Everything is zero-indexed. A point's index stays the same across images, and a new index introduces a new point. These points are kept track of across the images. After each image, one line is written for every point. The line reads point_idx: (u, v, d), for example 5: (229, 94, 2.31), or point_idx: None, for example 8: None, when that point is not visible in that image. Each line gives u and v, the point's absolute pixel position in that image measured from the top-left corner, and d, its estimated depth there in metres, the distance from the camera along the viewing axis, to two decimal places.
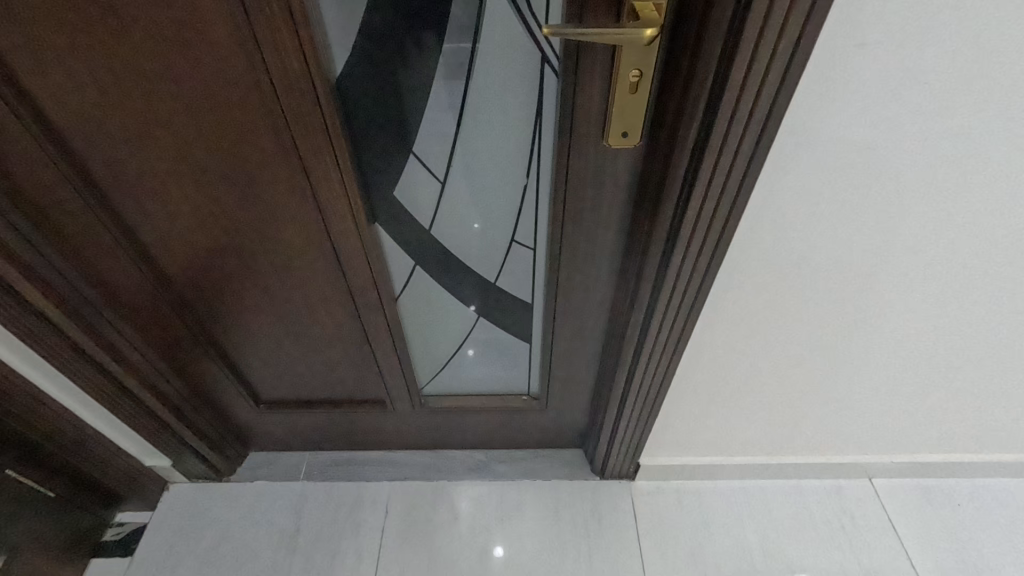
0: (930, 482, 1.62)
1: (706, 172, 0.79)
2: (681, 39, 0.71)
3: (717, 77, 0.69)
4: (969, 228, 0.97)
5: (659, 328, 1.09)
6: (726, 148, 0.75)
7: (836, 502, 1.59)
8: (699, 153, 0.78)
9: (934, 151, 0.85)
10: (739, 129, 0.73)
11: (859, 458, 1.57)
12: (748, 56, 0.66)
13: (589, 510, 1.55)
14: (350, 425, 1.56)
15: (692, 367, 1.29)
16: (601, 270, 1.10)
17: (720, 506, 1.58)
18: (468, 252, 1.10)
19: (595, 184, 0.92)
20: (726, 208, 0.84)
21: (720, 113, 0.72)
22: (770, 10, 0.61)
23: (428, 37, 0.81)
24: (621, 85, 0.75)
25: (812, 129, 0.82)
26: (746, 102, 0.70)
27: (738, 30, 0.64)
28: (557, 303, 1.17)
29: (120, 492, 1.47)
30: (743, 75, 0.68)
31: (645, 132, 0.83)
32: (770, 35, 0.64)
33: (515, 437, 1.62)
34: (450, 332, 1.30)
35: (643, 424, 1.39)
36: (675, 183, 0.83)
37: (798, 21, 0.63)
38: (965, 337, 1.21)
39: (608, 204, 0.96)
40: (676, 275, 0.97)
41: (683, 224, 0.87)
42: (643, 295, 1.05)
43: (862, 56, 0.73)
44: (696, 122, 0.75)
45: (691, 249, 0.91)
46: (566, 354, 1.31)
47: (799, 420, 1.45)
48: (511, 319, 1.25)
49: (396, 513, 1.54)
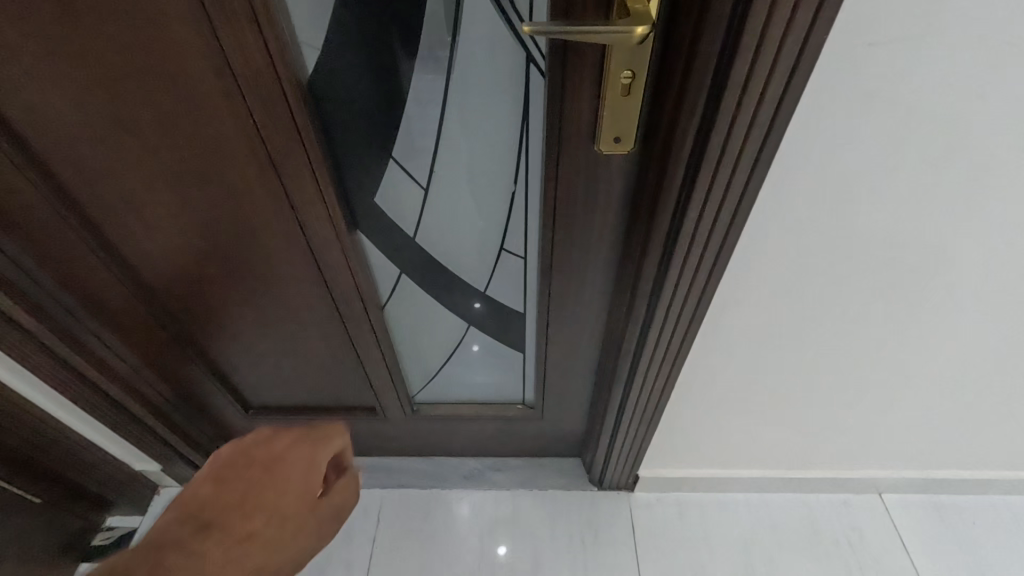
0: (943, 498, 1.56)
1: (704, 181, 0.73)
2: (676, 41, 0.65)
3: (715, 81, 0.64)
4: (989, 238, 0.91)
5: (657, 340, 1.04)
6: (726, 157, 0.70)
7: (843, 517, 1.53)
8: (696, 162, 0.73)
9: (953, 159, 0.78)
10: (739, 138, 0.68)
11: (868, 473, 1.51)
12: (749, 59, 0.60)
13: (586, 521, 1.51)
14: None
15: (692, 379, 1.24)
16: (595, 280, 1.05)
17: (722, 519, 1.52)
18: (456, 261, 1.06)
19: (588, 193, 0.87)
20: (727, 218, 0.79)
21: (718, 120, 0.66)
22: (773, 9, 0.56)
23: (405, 37, 0.76)
24: (612, 87, 0.70)
25: (821, 136, 0.76)
26: (747, 109, 0.64)
27: (738, 31, 0.58)
28: (551, 313, 1.12)
29: (109, 498, 1.45)
30: (743, 80, 0.62)
31: (640, 138, 0.77)
32: (774, 37, 0.58)
33: (510, 445, 1.58)
34: (441, 340, 1.27)
35: (641, 437, 1.34)
36: (672, 193, 0.78)
37: (804, 22, 0.57)
38: (982, 351, 1.14)
39: (602, 212, 0.90)
40: (674, 287, 0.92)
41: (681, 236, 0.82)
42: (639, 307, 1.00)
43: (875, 57, 0.67)
44: (692, 129, 0.69)
45: (689, 261, 0.86)
46: (561, 364, 1.27)
47: (805, 434, 1.39)
48: (501, 328, 1.22)
49: (388, 521, 1.51)
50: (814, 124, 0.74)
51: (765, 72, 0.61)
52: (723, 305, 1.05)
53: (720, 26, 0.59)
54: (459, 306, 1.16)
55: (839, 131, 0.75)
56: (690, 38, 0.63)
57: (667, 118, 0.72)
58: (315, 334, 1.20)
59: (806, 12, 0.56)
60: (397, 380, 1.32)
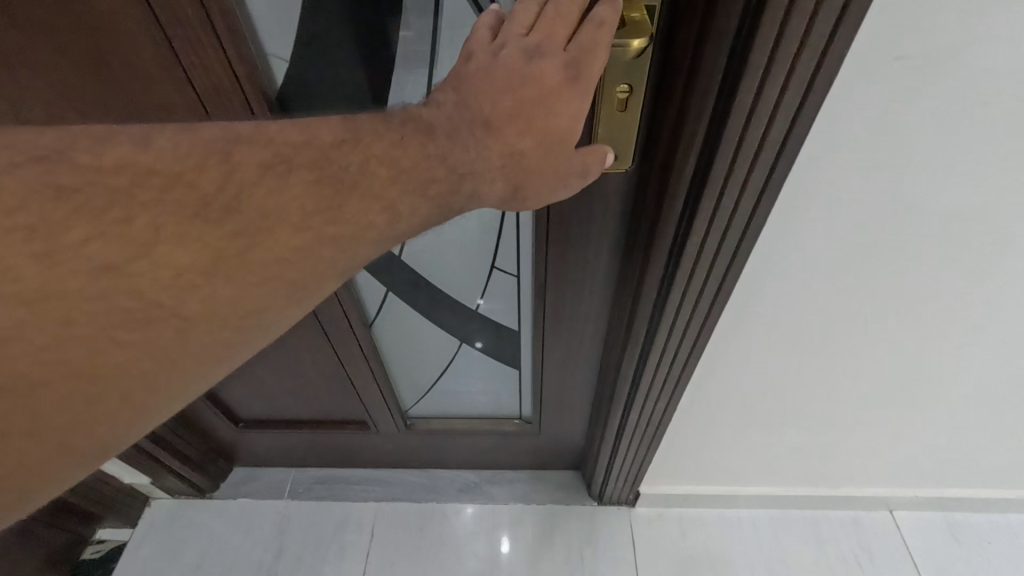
0: (958, 517, 1.50)
1: (708, 205, 0.67)
2: (677, 53, 0.59)
3: (720, 99, 0.57)
4: (1014, 257, 0.84)
5: (658, 361, 0.98)
6: (732, 180, 0.64)
7: (852, 536, 1.47)
8: (700, 183, 0.66)
9: (980, 176, 0.72)
10: (747, 160, 0.62)
11: (880, 491, 1.45)
12: (759, 76, 0.54)
13: (586, 538, 1.46)
14: (334, 445, 1.49)
15: (696, 397, 1.19)
16: (593, 298, 0.99)
17: (726, 536, 1.47)
18: (445, 278, 1.03)
19: (582, 209, 0.81)
20: (732, 242, 0.73)
21: (723, 142, 0.60)
22: (786, 22, 0.49)
23: (380, 49, 0.72)
24: (607, 103, 0.64)
25: (836, 153, 0.69)
26: (756, 130, 0.58)
27: (747, 45, 0.52)
28: (546, 330, 1.07)
29: (97, 511, 1.42)
30: (752, 99, 0.55)
31: (637, 154, 0.71)
32: (787, 53, 0.51)
33: (507, 459, 1.54)
34: (434, 356, 1.23)
35: (642, 456, 1.29)
36: (671, 216, 0.72)
37: (821, 36, 0.50)
38: (1002, 371, 1.08)
39: (597, 230, 0.85)
40: (675, 312, 0.86)
41: (683, 259, 0.76)
42: (639, 329, 0.94)
43: (901, 71, 0.60)
44: (695, 150, 0.63)
45: (690, 285, 0.80)
46: (558, 380, 1.22)
47: (814, 452, 1.33)
48: (495, 344, 1.17)
49: (382, 536, 1.47)
50: (828, 143, 0.68)
51: (776, 91, 0.54)
52: (728, 324, 0.99)
53: (726, 40, 0.53)
54: (450, 322, 1.12)
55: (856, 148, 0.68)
56: (692, 50, 0.56)
57: (666, 135, 0.66)
58: (303, 348, 1.17)
59: (824, 25, 0.49)
60: (390, 394, 1.29)
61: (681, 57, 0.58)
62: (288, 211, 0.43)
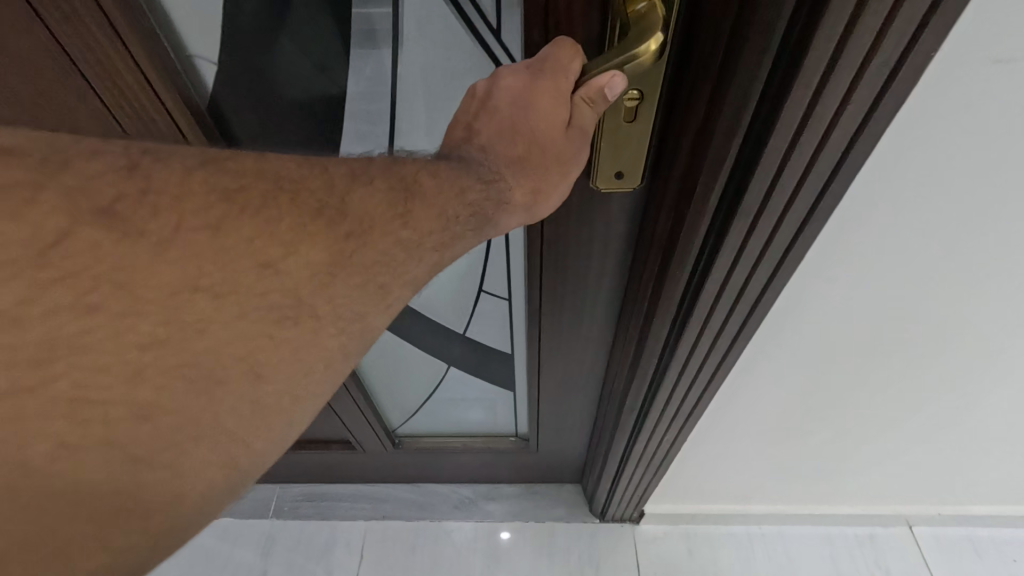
0: (979, 532, 1.41)
1: (734, 239, 0.54)
2: (702, 63, 0.47)
3: (756, 112, 0.44)
4: None
5: (667, 399, 0.86)
6: (768, 211, 0.51)
7: (869, 553, 1.39)
8: (727, 213, 0.53)
9: None
10: (787, 188, 0.48)
11: (901, 509, 1.34)
12: (813, 88, 0.40)
13: (586, 557, 1.38)
14: (319, 463, 1.41)
15: (712, 420, 1.08)
16: (596, 321, 0.88)
17: (735, 557, 1.39)
18: (427, 299, 0.93)
19: (581, 235, 0.70)
20: (759, 283, 0.61)
21: (761, 166, 0.47)
22: (854, 23, 0.36)
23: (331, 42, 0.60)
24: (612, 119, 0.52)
25: (897, 170, 0.56)
26: (803, 153, 0.45)
27: (798, 48, 0.38)
28: (544, 352, 0.96)
29: None
30: (802, 116, 0.42)
31: (643, 177, 0.60)
32: (854, 60, 0.38)
33: (504, 474, 1.45)
34: (419, 376, 1.14)
35: (651, 479, 1.18)
36: (685, 254, 0.60)
37: (896, 42, 0.37)
38: None
39: (597, 256, 0.74)
40: (690, 350, 0.74)
41: (698, 303, 0.65)
42: (645, 364, 0.82)
43: (1000, 77, 0.46)
44: (721, 175, 0.50)
45: (706, 328, 0.69)
46: (559, 401, 1.11)
47: (838, 475, 1.22)
48: (485, 363, 1.07)
49: (372, 556, 1.39)
50: (880, 166, 0.56)
51: (824, 122, 0.42)
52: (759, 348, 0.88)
53: (767, 56, 0.41)
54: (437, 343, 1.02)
55: (909, 173, 0.56)
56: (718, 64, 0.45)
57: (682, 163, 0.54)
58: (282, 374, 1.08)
59: (894, 40, 0.37)
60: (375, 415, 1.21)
61: (704, 68, 0.46)
62: (365, 201, 0.40)
